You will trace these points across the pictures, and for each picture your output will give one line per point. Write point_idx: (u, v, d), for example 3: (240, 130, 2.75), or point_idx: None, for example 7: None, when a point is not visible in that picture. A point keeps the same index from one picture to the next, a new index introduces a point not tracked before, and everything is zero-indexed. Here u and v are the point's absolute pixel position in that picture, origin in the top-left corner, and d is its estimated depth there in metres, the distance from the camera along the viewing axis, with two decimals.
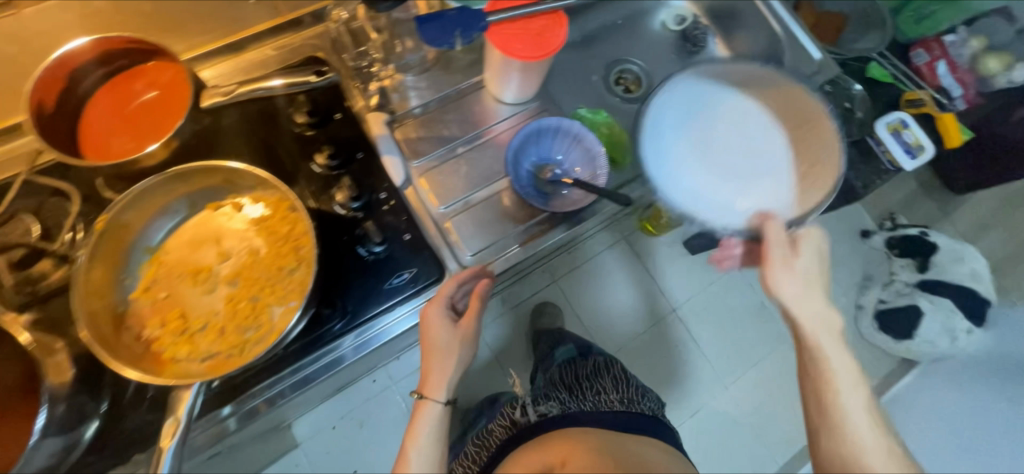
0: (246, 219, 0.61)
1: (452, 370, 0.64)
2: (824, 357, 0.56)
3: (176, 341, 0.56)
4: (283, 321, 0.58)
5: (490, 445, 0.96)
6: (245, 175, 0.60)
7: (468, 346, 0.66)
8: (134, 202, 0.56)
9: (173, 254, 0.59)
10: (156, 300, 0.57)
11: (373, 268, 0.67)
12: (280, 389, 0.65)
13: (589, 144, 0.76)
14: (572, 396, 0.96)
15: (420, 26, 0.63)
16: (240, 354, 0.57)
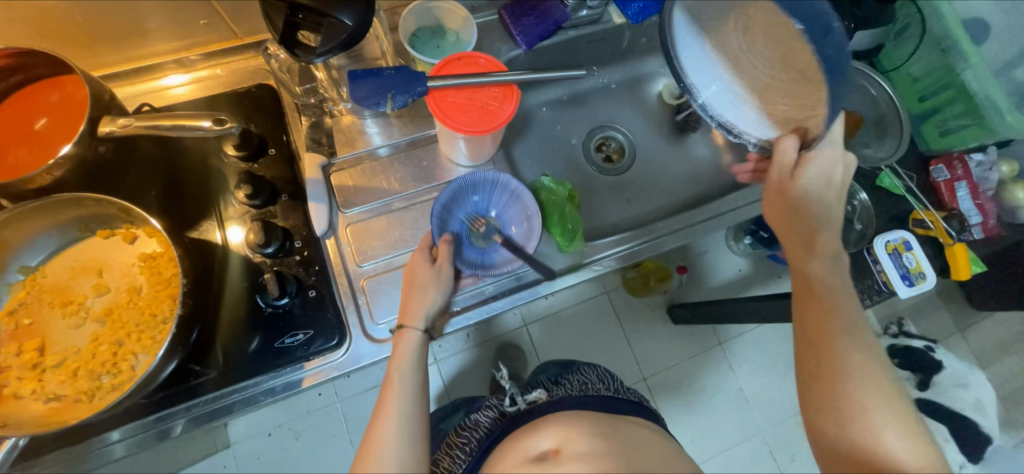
0: (136, 253, 0.58)
1: (438, 297, 0.64)
2: (824, 310, 0.59)
3: (24, 376, 0.52)
4: (141, 372, 0.54)
5: (473, 438, 0.82)
6: (135, 211, 0.56)
7: (446, 279, 0.64)
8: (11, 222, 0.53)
9: (52, 279, 0.56)
10: (19, 325, 0.54)
11: (269, 322, 0.63)
12: (175, 423, 0.62)
13: (527, 206, 0.69)
14: (562, 377, 0.88)
15: (352, 82, 0.59)
16: (88, 401, 0.53)
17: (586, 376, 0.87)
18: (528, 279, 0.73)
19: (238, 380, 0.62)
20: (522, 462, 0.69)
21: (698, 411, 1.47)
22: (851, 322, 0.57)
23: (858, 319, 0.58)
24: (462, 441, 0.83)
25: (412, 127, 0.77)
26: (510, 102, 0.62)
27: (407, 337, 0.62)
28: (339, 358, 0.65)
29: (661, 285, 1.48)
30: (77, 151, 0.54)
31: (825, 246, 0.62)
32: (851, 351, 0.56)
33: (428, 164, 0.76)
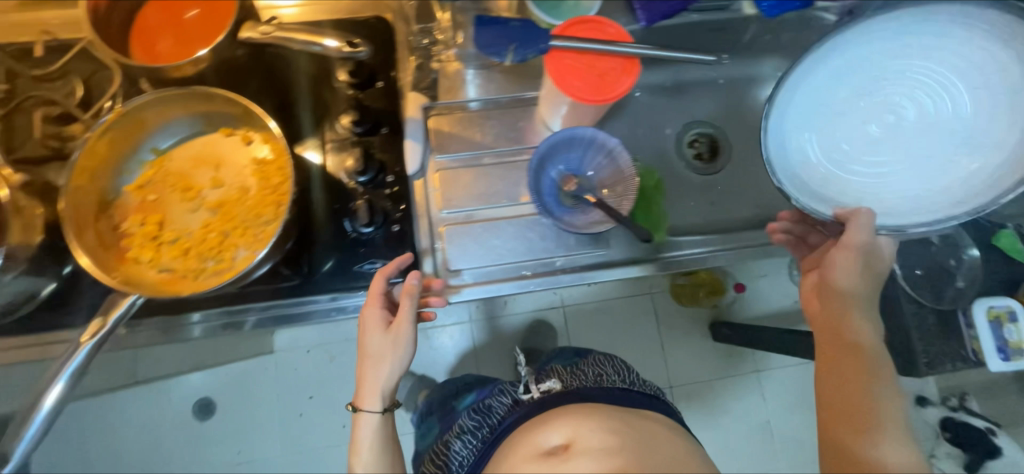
0: (249, 156, 0.62)
1: (394, 370, 0.61)
2: (844, 371, 0.58)
3: (144, 245, 0.58)
4: (243, 264, 0.59)
5: (488, 423, 0.81)
6: (258, 115, 0.60)
7: (404, 349, 0.61)
8: (156, 105, 0.58)
9: (176, 164, 0.61)
10: (144, 199, 0.60)
11: (352, 245, 0.66)
12: (249, 318, 0.68)
13: (624, 167, 0.68)
14: (578, 366, 0.86)
15: (478, 27, 0.61)
16: (193, 279, 0.58)
17: (604, 369, 0.84)
18: (596, 260, 0.72)
19: (308, 292, 0.66)
20: (533, 455, 0.70)
21: (720, 434, 1.42)
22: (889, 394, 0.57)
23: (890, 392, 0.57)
24: (473, 426, 0.82)
25: (515, 86, 0.77)
26: (627, 74, 0.60)
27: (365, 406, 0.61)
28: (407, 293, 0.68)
29: (711, 297, 1.44)
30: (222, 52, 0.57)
31: (865, 338, 0.59)
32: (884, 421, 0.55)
33: (522, 127, 0.76)
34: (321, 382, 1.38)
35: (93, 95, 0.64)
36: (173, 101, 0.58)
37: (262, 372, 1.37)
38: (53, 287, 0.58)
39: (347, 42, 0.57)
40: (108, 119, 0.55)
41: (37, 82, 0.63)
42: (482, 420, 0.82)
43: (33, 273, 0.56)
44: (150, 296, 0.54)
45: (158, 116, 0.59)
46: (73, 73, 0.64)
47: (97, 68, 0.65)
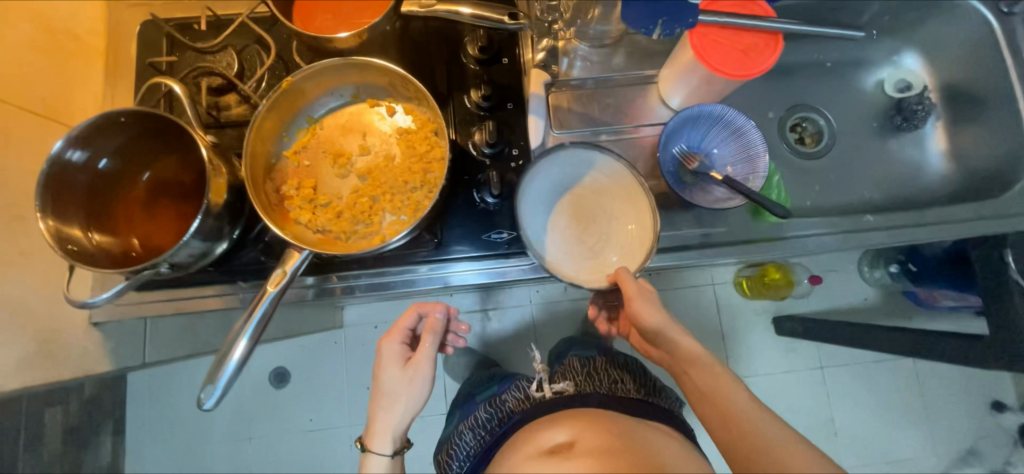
0: (394, 126, 0.65)
1: (404, 411, 0.70)
2: (751, 427, 0.60)
3: (303, 207, 0.62)
4: (392, 228, 0.62)
5: (499, 418, 0.85)
6: (409, 85, 0.63)
7: (418, 387, 0.70)
8: (316, 75, 0.62)
9: (328, 132, 0.65)
10: (300, 165, 0.64)
11: (480, 215, 0.69)
12: (360, 284, 0.72)
13: (752, 144, 0.68)
14: (594, 369, 0.87)
15: (626, 5, 0.59)
16: (346, 241, 0.62)
17: (623, 376, 0.87)
18: (705, 240, 0.70)
19: (426, 258, 0.69)
20: (535, 453, 0.69)
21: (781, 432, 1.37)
22: (744, 400, 0.63)
23: (735, 394, 0.64)
24: (485, 419, 0.87)
25: (626, 67, 0.78)
26: (771, 50, 0.60)
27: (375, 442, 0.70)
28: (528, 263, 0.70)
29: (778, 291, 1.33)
30: (385, 23, 0.61)
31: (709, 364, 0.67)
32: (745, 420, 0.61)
33: (631, 106, 0.76)
34: None
35: (247, 68, 0.69)
36: (333, 71, 0.62)
37: (332, 345, 1.44)
38: (225, 246, 0.60)
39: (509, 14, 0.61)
40: (279, 88, 0.60)
41: (200, 54, 0.68)
42: (495, 414, 0.87)
43: (207, 238, 0.56)
44: (316, 254, 0.58)
45: (316, 86, 0.64)
46: (230, 46, 0.69)
47: (249, 43, 0.69)
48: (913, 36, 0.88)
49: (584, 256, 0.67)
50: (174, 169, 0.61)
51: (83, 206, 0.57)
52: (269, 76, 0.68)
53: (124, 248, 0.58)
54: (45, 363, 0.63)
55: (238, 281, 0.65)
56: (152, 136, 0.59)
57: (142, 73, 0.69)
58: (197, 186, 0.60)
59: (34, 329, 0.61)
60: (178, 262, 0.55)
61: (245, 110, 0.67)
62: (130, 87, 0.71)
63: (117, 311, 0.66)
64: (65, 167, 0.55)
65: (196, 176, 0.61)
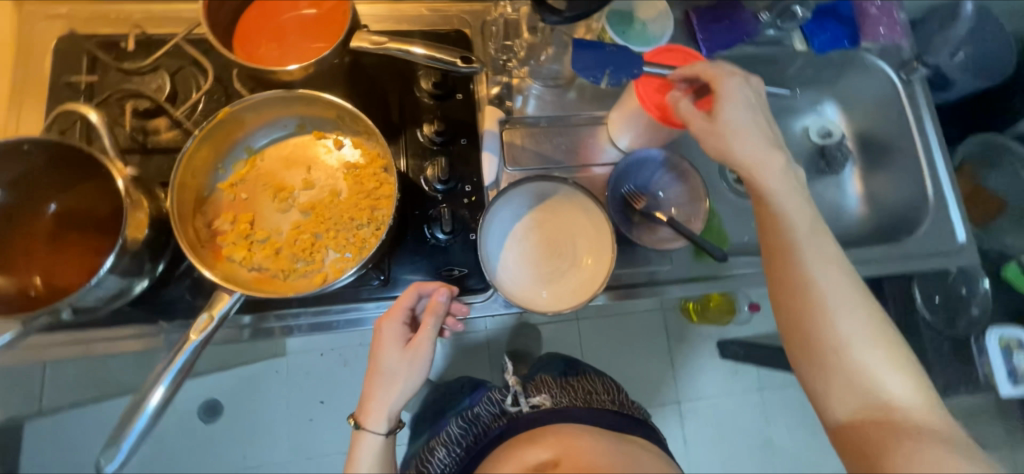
0: (342, 160, 0.63)
1: (404, 392, 0.60)
2: (816, 281, 0.50)
3: (237, 243, 0.58)
4: (335, 267, 0.59)
5: (475, 435, 0.83)
6: (357, 120, 0.61)
7: (418, 362, 0.60)
8: (257, 105, 0.59)
9: (269, 164, 0.62)
10: (236, 198, 0.60)
11: (430, 251, 0.68)
12: (301, 323, 0.67)
13: (694, 189, 0.72)
14: (569, 382, 0.88)
15: (577, 51, 0.65)
16: (284, 279, 0.58)
17: (593, 385, 0.89)
18: (651, 279, 0.73)
19: (370, 295, 0.67)
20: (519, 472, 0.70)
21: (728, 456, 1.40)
22: (823, 251, 0.51)
23: (821, 243, 0.51)
24: (459, 435, 0.85)
25: (577, 107, 0.80)
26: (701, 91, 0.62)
27: (368, 421, 0.60)
28: (481, 300, 0.69)
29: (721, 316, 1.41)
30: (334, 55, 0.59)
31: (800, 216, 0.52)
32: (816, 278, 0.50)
33: (582, 144, 0.78)
34: None
35: (180, 91, 0.65)
36: (276, 100, 0.59)
37: (271, 374, 1.20)
38: (145, 284, 0.55)
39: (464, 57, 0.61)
40: (215, 117, 0.57)
41: (126, 75, 0.64)
42: (469, 429, 0.85)
43: (124, 276, 0.51)
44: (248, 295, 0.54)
45: (255, 115, 0.61)
46: (161, 67, 0.65)
47: (183, 65, 0.65)
48: (832, 89, 0.95)
49: (531, 286, 0.68)
50: (81, 201, 0.55)
51: None
52: (205, 101, 0.64)
53: (26, 288, 0.53)
54: None
55: (161, 323, 0.58)
56: (56, 166, 0.53)
57: (56, 92, 0.63)
58: (112, 219, 0.55)
59: None
60: (87, 304, 0.50)
61: (177, 135, 0.63)
62: (40, 108, 0.64)
63: (15, 357, 0.57)
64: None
65: (112, 207, 0.55)
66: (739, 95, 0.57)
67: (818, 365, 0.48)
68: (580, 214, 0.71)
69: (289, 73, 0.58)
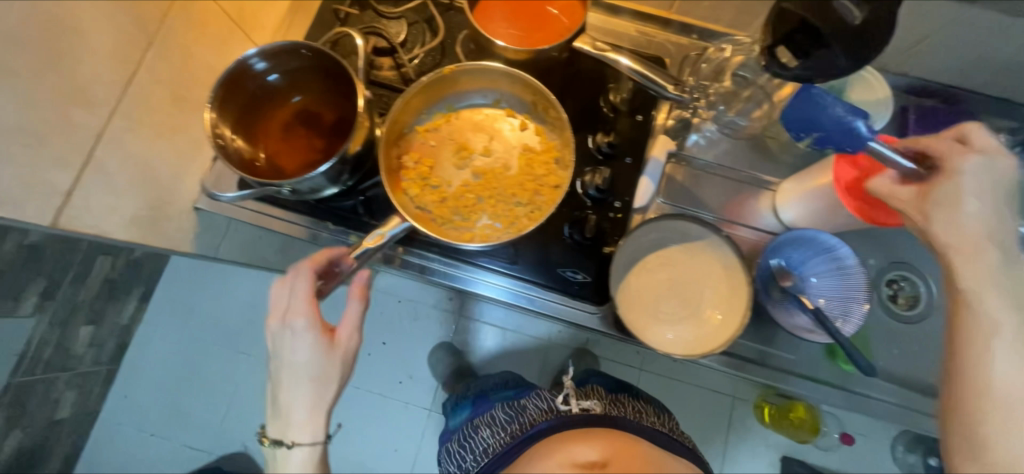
0: (523, 141, 0.68)
1: (321, 393, 0.57)
2: (1006, 342, 0.40)
3: (415, 181, 0.66)
4: (485, 232, 0.64)
5: (519, 425, 0.81)
6: (553, 112, 0.66)
7: (335, 363, 0.58)
8: (475, 72, 0.66)
9: (460, 123, 0.69)
10: (426, 143, 0.68)
11: (564, 249, 0.70)
12: (428, 267, 0.74)
13: (855, 290, 0.66)
14: (618, 399, 0.87)
15: (801, 96, 0.60)
16: (439, 225, 0.64)
17: (643, 408, 0.87)
18: (761, 358, 0.71)
19: (496, 266, 0.71)
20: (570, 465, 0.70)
21: None
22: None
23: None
24: (505, 419, 0.85)
25: (746, 163, 0.78)
26: (917, 187, 0.49)
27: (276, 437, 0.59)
28: (591, 311, 0.71)
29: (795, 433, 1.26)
30: (556, 51, 0.65)
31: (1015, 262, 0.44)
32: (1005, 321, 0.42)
33: (739, 200, 0.75)
34: None
35: (411, 41, 0.75)
36: (493, 72, 0.66)
37: None
38: (337, 190, 0.64)
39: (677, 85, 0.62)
40: (441, 71, 0.64)
41: (377, 16, 0.75)
42: (514, 418, 0.84)
43: (332, 177, 0.60)
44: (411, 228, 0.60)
45: (468, 79, 0.68)
46: (404, 17, 0.75)
47: (421, 21, 0.75)
48: None
49: (649, 317, 0.68)
50: (319, 107, 0.66)
51: (237, 113, 0.63)
52: (428, 56, 0.74)
53: (251, 156, 0.64)
54: (149, 227, 0.65)
55: (325, 222, 0.70)
56: (321, 75, 0.64)
57: (323, 14, 0.76)
58: (334, 128, 0.65)
59: (151, 196, 0.64)
60: (300, 189, 0.59)
61: (393, 76, 0.73)
62: (305, 23, 0.77)
63: (219, 207, 0.72)
64: (244, 70, 0.61)
65: (336, 118, 0.65)
66: (991, 173, 0.46)
67: (968, 439, 0.40)
68: (714, 269, 0.69)
69: (513, 54, 0.65)
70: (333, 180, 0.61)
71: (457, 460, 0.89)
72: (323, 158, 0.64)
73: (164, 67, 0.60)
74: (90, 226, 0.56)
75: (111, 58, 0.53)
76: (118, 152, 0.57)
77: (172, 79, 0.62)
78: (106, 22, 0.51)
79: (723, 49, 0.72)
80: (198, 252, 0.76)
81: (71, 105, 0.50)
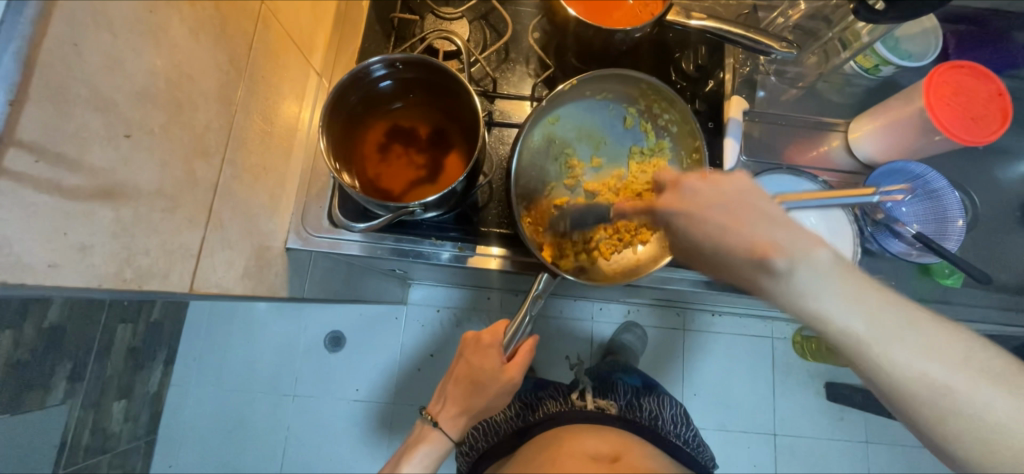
0: (630, 146, 0.73)
1: (490, 393, 0.75)
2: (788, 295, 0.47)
3: (533, 210, 0.68)
4: (604, 241, 0.67)
5: (534, 412, 1.01)
6: (666, 118, 0.71)
7: (500, 384, 0.75)
8: (593, 80, 0.68)
9: (563, 135, 0.72)
10: (536, 162, 0.70)
11: None
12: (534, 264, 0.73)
13: (947, 207, 0.71)
14: (635, 398, 1.04)
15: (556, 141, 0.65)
16: (560, 255, 0.66)
17: (658, 412, 1.02)
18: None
19: None
20: (585, 455, 0.82)
21: None
22: (989, 373, 0.42)
23: (991, 377, 0.42)
24: (522, 405, 1.04)
25: (809, 109, 0.81)
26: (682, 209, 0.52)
27: (436, 438, 0.77)
28: (706, 279, 0.73)
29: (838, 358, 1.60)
30: (647, 30, 0.64)
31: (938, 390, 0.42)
32: (952, 396, 0.42)
33: (812, 145, 0.79)
34: (444, 339, 1.64)
35: (474, 40, 0.73)
36: (611, 79, 0.69)
37: None
38: (452, 203, 0.62)
39: (783, 43, 0.65)
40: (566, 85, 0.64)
41: (438, 19, 0.72)
42: (531, 407, 1.03)
43: (456, 191, 0.58)
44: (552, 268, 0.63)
45: (578, 93, 0.70)
46: (463, 16, 0.73)
47: (484, 19, 0.75)
48: None
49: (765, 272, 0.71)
50: (414, 121, 0.64)
51: (337, 142, 0.59)
52: (501, 54, 0.74)
53: (350, 181, 0.59)
54: (257, 276, 0.61)
55: (430, 238, 0.69)
56: (424, 86, 0.62)
57: (377, 23, 0.73)
58: (433, 141, 0.63)
59: (255, 242, 0.60)
60: (427, 207, 0.57)
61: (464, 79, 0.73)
62: (358, 36, 0.73)
63: (311, 241, 0.68)
64: (360, 78, 0.58)
65: (433, 128, 0.63)
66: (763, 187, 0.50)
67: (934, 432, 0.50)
68: (810, 217, 0.72)
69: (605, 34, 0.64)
70: (441, 202, 0.58)
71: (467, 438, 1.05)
72: (430, 174, 0.62)
73: (254, 105, 0.56)
74: (216, 286, 0.53)
75: (217, 101, 0.49)
76: (229, 204, 0.53)
77: (260, 115, 0.58)
78: (210, 64, 0.47)
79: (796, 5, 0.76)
80: (292, 293, 0.72)
81: (194, 160, 0.47)
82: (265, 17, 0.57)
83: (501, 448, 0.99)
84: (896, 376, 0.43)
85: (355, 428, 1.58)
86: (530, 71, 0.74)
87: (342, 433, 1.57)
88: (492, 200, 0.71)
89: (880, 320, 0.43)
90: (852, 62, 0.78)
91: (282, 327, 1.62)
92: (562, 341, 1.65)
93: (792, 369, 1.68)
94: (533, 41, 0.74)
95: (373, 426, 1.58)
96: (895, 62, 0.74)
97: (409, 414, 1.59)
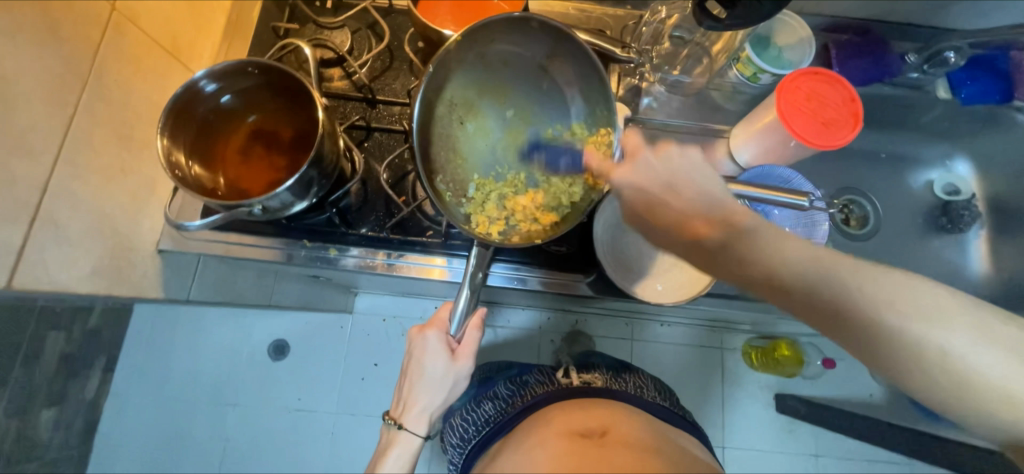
0: (536, 93, 0.74)
1: (441, 388, 0.73)
2: (752, 259, 0.46)
3: (451, 188, 0.70)
4: (531, 198, 0.68)
5: (520, 398, 0.88)
6: (567, 60, 0.70)
7: (457, 372, 0.72)
8: (477, 34, 0.67)
9: (464, 98, 0.72)
10: (437, 132, 0.70)
11: None
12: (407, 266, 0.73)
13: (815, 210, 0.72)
14: (622, 374, 0.94)
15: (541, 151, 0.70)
16: (489, 224, 0.67)
17: (641, 381, 0.93)
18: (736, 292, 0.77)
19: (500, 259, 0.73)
20: (570, 433, 0.72)
21: None
22: (947, 315, 0.39)
23: (966, 323, 0.39)
24: (507, 394, 0.92)
25: (695, 118, 0.83)
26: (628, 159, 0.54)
27: (403, 442, 0.73)
28: (581, 280, 0.74)
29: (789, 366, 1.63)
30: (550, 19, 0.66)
31: (912, 345, 0.39)
32: (938, 357, 0.39)
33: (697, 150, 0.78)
34: (391, 347, 1.64)
35: (356, 49, 0.76)
36: (500, 29, 0.67)
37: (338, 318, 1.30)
38: (308, 203, 0.62)
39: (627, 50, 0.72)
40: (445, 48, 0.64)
41: (318, 28, 0.75)
42: (518, 392, 0.91)
43: (300, 190, 0.58)
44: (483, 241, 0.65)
45: (467, 49, 0.69)
46: (346, 26, 0.76)
47: (364, 28, 0.76)
48: (969, 144, 0.90)
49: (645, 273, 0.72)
50: (278, 124, 0.65)
51: (191, 141, 0.61)
52: (381, 61, 0.76)
53: (210, 184, 0.61)
54: (115, 277, 0.61)
55: (303, 241, 0.70)
56: (281, 91, 0.63)
57: (261, 31, 0.74)
58: (297, 141, 0.64)
59: (110, 242, 0.60)
60: (273, 206, 0.58)
61: (345, 85, 0.74)
62: (245, 44, 0.75)
63: (182, 243, 0.68)
64: (196, 91, 0.59)
65: (296, 131, 0.64)
66: (702, 163, 0.52)
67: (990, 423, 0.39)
68: None
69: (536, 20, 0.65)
70: (289, 196, 0.58)
71: (458, 433, 0.95)
72: (289, 173, 0.62)
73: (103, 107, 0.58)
74: (48, 284, 0.53)
75: (45, 102, 0.52)
76: (68, 202, 0.55)
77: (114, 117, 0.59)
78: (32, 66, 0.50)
79: (657, 11, 0.76)
80: (170, 294, 0.72)
81: (13, 157, 0.49)
82: (118, 23, 0.60)
83: (484, 445, 0.86)
84: (883, 340, 0.40)
85: (301, 438, 1.56)
86: (411, 78, 0.76)
87: (287, 442, 1.56)
88: (367, 201, 0.71)
89: (828, 271, 0.42)
90: (734, 70, 0.79)
91: (228, 333, 1.61)
92: (508, 349, 1.65)
93: (743, 379, 1.67)
94: (415, 49, 0.76)
95: (320, 433, 1.57)
96: (770, 71, 0.74)
97: (355, 424, 1.58)
